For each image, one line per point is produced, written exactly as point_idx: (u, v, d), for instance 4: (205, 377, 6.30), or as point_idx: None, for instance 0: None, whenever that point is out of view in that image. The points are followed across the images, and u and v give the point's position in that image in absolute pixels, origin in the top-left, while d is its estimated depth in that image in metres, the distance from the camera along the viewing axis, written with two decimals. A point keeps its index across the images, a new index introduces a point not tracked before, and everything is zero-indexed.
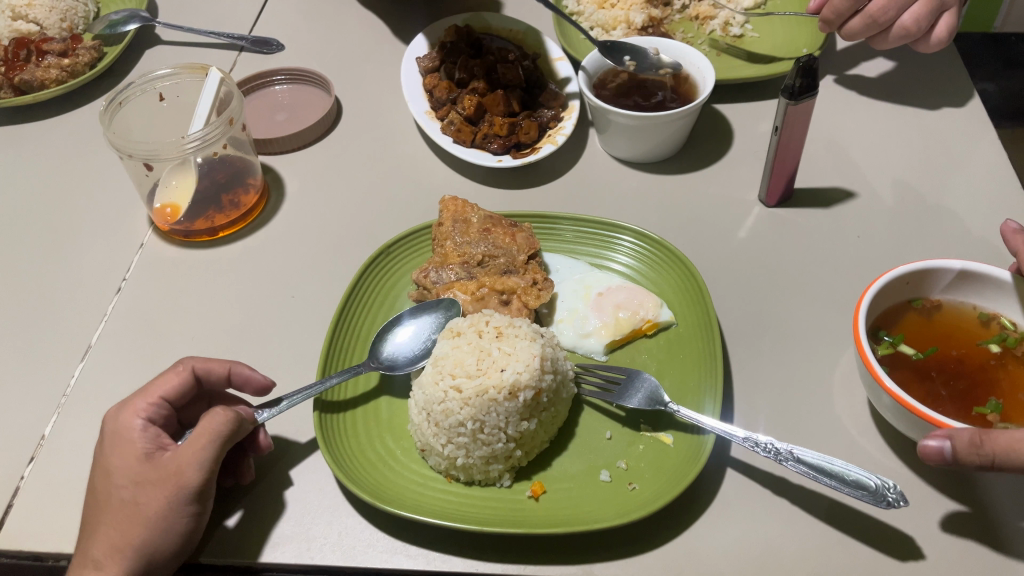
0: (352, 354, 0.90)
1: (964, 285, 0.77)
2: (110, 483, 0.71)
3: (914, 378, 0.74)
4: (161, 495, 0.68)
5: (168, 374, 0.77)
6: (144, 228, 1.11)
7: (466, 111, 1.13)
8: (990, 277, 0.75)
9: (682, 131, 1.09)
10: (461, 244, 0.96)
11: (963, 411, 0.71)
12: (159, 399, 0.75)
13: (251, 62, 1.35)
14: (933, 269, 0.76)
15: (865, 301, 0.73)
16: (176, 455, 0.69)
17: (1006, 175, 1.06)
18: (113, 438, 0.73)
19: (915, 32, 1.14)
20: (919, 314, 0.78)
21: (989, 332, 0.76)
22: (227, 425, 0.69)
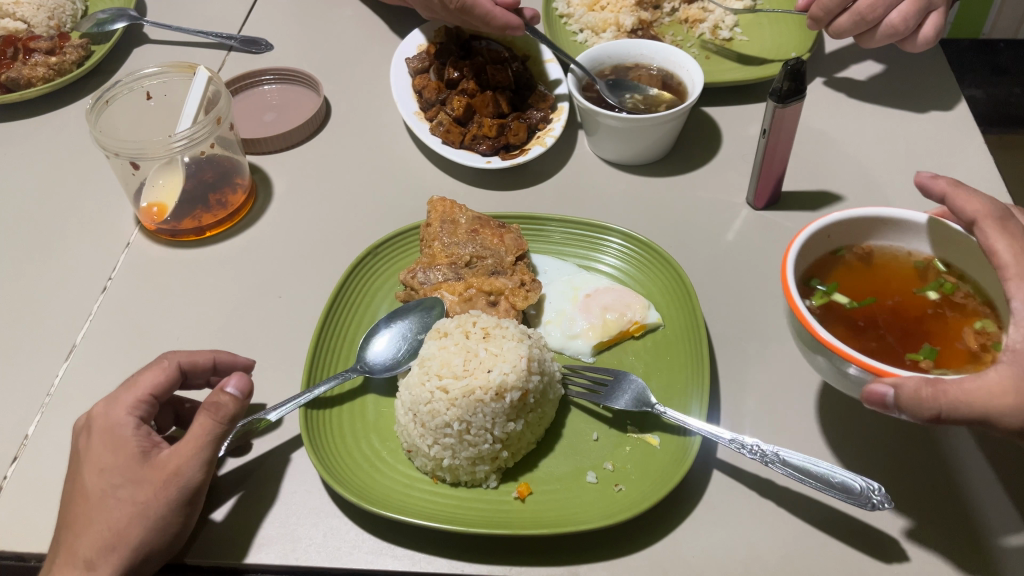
0: (339, 355, 0.90)
1: (898, 231, 0.73)
2: (101, 482, 0.69)
3: (846, 328, 0.70)
4: (158, 496, 0.68)
5: (154, 367, 0.76)
6: (130, 228, 1.11)
7: (455, 112, 1.13)
8: (921, 223, 0.71)
9: (671, 133, 1.09)
10: (449, 245, 0.96)
11: (896, 359, 0.66)
12: (147, 396, 0.74)
13: (240, 61, 1.34)
14: (861, 217, 0.72)
15: (792, 252, 0.69)
16: (172, 456, 0.69)
17: (992, 179, 1.07)
18: (102, 437, 0.71)
19: (903, 30, 1.15)
20: (854, 264, 0.74)
21: (926, 279, 0.72)
22: (222, 412, 0.70)
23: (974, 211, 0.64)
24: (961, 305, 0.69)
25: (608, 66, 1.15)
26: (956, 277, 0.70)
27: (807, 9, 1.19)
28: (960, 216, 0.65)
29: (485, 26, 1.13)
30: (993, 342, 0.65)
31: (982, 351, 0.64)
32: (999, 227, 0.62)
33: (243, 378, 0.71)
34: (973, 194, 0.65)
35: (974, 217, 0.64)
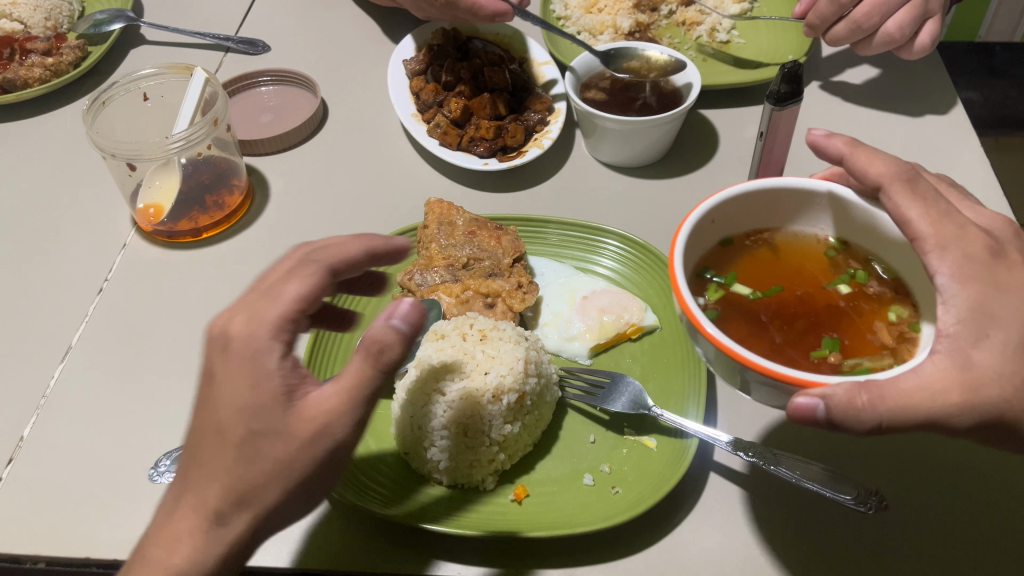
0: (336, 357, 0.90)
1: (802, 208, 0.67)
2: (235, 418, 0.56)
3: (745, 322, 0.63)
4: (303, 451, 0.55)
5: (300, 274, 0.64)
6: (127, 229, 1.10)
7: (453, 114, 1.13)
8: (826, 199, 0.65)
9: (669, 136, 1.09)
10: (446, 246, 0.96)
11: (799, 357, 0.61)
12: (285, 313, 0.60)
13: (237, 63, 1.34)
14: (760, 190, 0.65)
15: (683, 234, 0.62)
16: (315, 405, 0.56)
17: (988, 183, 1.07)
18: (235, 364, 0.58)
19: (899, 39, 1.15)
20: (755, 251, 0.68)
21: (832, 263, 0.67)
22: (382, 345, 0.56)
23: (879, 174, 0.57)
24: (870, 292, 0.64)
25: (609, 70, 1.15)
26: (862, 262, 0.66)
27: (803, 17, 1.20)
28: (862, 180, 0.59)
29: (474, 19, 1.13)
30: (908, 335, 0.60)
31: (894, 345, 0.60)
32: (908, 191, 0.55)
33: (413, 310, 0.57)
34: (875, 154, 0.58)
35: (879, 183, 0.57)
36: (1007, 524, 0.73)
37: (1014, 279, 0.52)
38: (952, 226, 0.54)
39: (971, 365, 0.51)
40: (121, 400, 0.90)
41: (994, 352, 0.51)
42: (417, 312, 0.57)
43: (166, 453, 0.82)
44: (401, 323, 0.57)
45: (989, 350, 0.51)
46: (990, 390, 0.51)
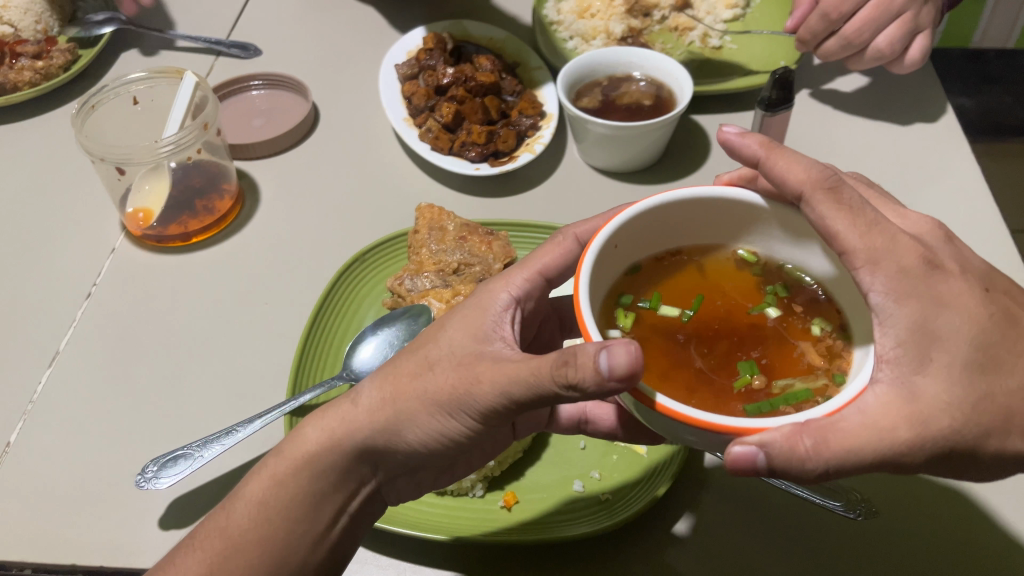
0: (324, 362, 0.90)
1: (717, 221, 0.61)
2: (436, 332, 0.60)
3: (664, 348, 0.57)
4: (449, 395, 0.56)
5: (552, 242, 0.68)
6: (116, 233, 1.10)
7: (444, 119, 1.12)
8: (747, 209, 0.59)
9: (661, 141, 1.09)
10: (436, 252, 0.96)
11: (718, 387, 0.55)
12: (537, 274, 0.65)
13: (228, 67, 1.34)
14: (677, 203, 0.58)
15: (586, 263, 0.54)
16: (491, 367, 0.54)
17: (979, 192, 1.07)
18: (472, 301, 0.62)
19: (889, 54, 1.16)
20: (667, 267, 0.62)
21: (749, 279, 0.62)
22: (569, 363, 0.48)
23: (799, 181, 0.53)
24: (792, 306, 0.60)
25: (601, 75, 1.15)
26: (780, 275, 0.62)
27: (794, 31, 1.20)
28: (782, 187, 0.55)
29: None
30: (839, 352, 0.56)
31: (828, 364, 0.55)
32: (831, 199, 0.52)
33: (629, 356, 0.45)
34: (796, 158, 0.54)
35: (800, 191, 0.53)
36: (975, 551, 0.73)
37: (949, 290, 0.50)
38: (881, 235, 0.50)
39: (918, 395, 0.49)
40: (109, 406, 0.89)
41: (939, 378, 0.49)
42: (630, 366, 0.45)
43: (152, 459, 0.81)
44: (605, 362, 0.46)
45: (933, 377, 0.49)
46: (938, 421, 0.48)
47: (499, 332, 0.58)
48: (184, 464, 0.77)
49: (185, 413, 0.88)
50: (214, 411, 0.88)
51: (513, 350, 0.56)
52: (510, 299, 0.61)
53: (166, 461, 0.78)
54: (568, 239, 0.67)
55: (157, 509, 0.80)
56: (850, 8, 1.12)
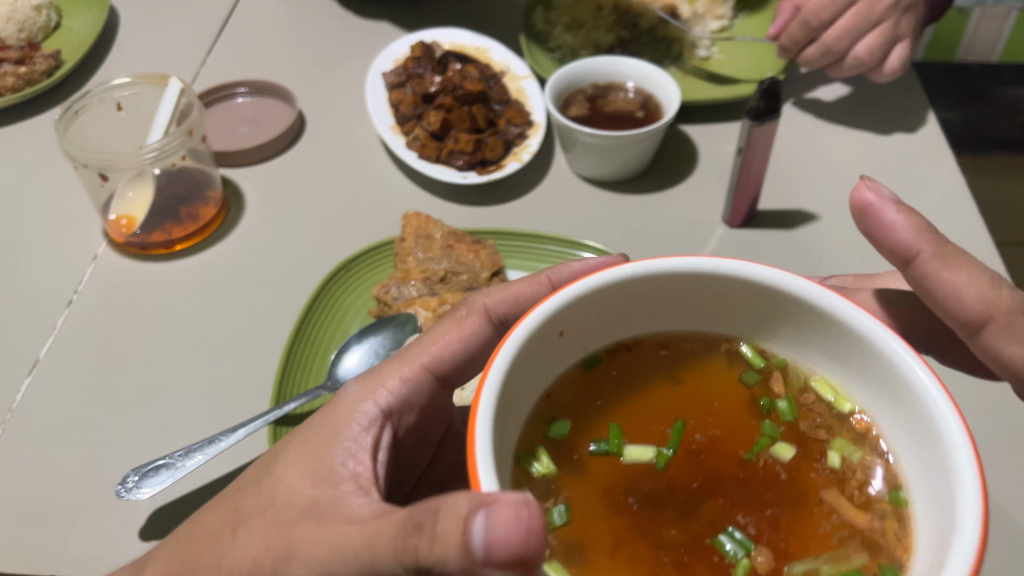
0: (309, 369, 0.89)
1: (711, 306, 0.57)
2: (274, 466, 0.58)
3: (638, 509, 0.53)
4: (259, 560, 0.52)
5: (442, 329, 0.68)
6: (98, 240, 1.08)
7: (431, 127, 1.12)
8: (750, 291, 0.54)
9: (648, 151, 1.09)
10: (424, 261, 0.96)
11: (704, 546, 0.51)
12: (418, 370, 0.65)
13: (213, 72, 1.33)
14: (660, 275, 0.53)
15: (499, 358, 0.48)
16: (311, 530, 0.50)
17: (964, 202, 1.08)
18: (334, 407, 0.62)
19: (868, 63, 1.17)
20: (625, 378, 0.59)
21: (749, 392, 0.59)
22: (426, 531, 0.43)
23: (987, 305, 0.55)
24: (805, 435, 0.56)
25: (588, 84, 1.15)
26: (785, 390, 0.58)
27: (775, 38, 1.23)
28: (959, 306, 0.56)
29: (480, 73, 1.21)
30: (870, 498, 0.51)
31: (868, 523, 0.50)
32: None
33: (511, 519, 0.39)
34: (976, 274, 0.55)
35: (988, 316, 0.55)
36: None
37: None
38: None
39: None
40: (90, 415, 0.88)
41: None
42: (509, 535, 0.39)
43: (134, 468, 0.80)
44: (485, 530, 0.40)
45: None
46: None
47: (346, 470, 0.55)
48: (165, 474, 0.76)
49: (167, 424, 0.87)
50: (196, 421, 0.87)
51: (353, 488, 0.53)
52: (375, 410, 0.61)
53: (147, 471, 0.76)
54: (477, 310, 0.68)
55: (138, 520, 0.79)
56: (829, 15, 1.15)
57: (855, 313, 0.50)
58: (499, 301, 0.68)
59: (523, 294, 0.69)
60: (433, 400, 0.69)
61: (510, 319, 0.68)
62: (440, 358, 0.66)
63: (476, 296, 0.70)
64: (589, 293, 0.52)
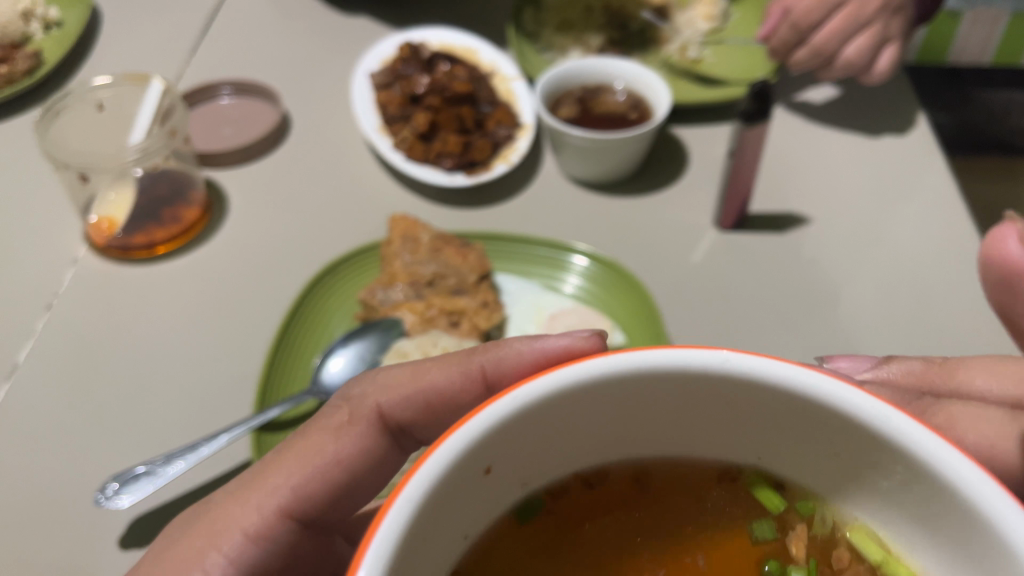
0: (293, 374, 0.87)
1: (708, 419, 0.42)
2: None
3: None
4: None
5: (311, 449, 0.56)
6: (78, 243, 1.06)
7: (419, 128, 1.11)
8: (765, 399, 0.39)
9: (639, 153, 1.08)
10: (410, 264, 0.94)
11: None
12: (274, 512, 0.54)
13: (197, 72, 1.31)
14: (640, 374, 0.38)
15: (398, 505, 0.33)
16: None
17: (956, 205, 1.07)
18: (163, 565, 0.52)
19: (858, 65, 1.16)
20: (581, 527, 0.42)
21: (761, 550, 0.42)
22: None
23: None
24: None
25: (577, 85, 1.13)
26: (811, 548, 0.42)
27: (766, 39, 1.19)
28: None
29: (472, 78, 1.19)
30: None
31: None
32: None
33: None
34: None
35: None
36: None
37: None
38: None
39: None
40: (68, 422, 0.86)
41: None
42: None
43: (113, 476, 0.78)
44: None
45: None
46: None
47: None
48: (146, 481, 0.74)
49: (147, 431, 0.85)
50: (177, 428, 0.85)
51: None
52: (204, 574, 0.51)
53: (127, 478, 0.74)
54: (367, 413, 0.58)
55: (117, 528, 0.77)
56: (818, 17, 1.14)
57: (921, 436, 0.35)
58: (397, 403, 0.58)
59: (435, 388, 0.57)
60: (308, 540, 0.57)
61: (409, 423, 0.58)
62: (310, 484, 0.55)
63: (363, 388, 0.60)
64: (533, 407, 0.37)
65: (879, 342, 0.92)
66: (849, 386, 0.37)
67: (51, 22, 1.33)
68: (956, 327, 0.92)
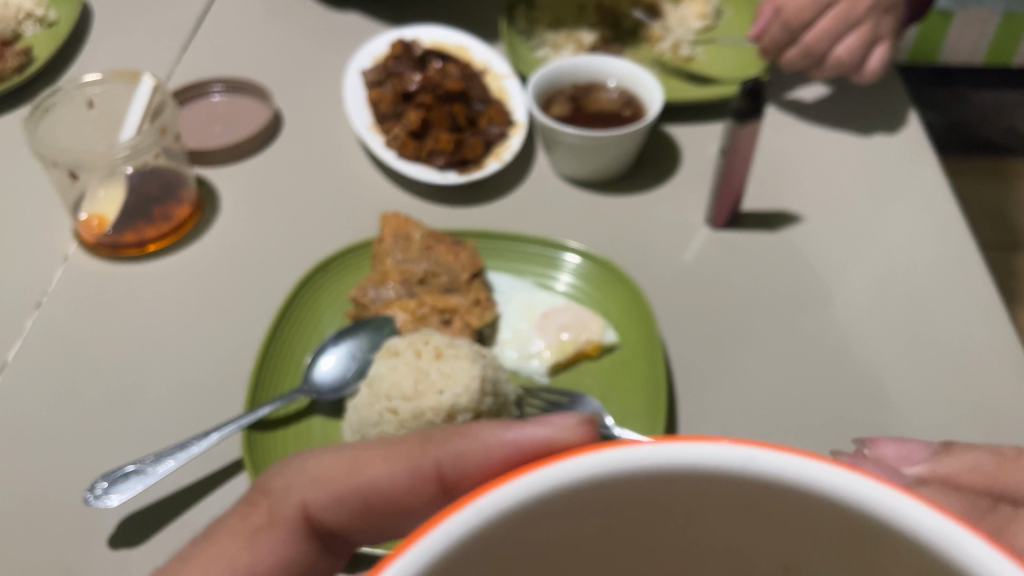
0: (285, 370, 0.87)
1: (716, 541, 0.29)
2: None
3: None
4: None
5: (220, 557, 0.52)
6: (68, 241, 1.06)
7: (411, 125, 1.10)
8: (793, 510, 0.26)
9: (631, 152, 1.08)
10: (402, 262, 0.93)
11: None
12: None
13: (188, 70, 1.30)
14: (609, 483, 0.26)
15: None
16: None
17: (947, 203, 1.08)
18: None
19: (849, 64, 1.16)
20: None
21: None
22: None
23: None
24: None
25: (569, 83, 1.13)
26: None
27: (758, 40, 1.21)
28: None
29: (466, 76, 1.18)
30: None
31: None
32: None
33: None
34: None
35: None
36: None
37: None
38: None
39: None
40: (57, 420, 0.85)
41: None
42: None
43: (102, 474, 0.77)
44: None
45: None
46: None
47: None
48: (136, 480, 0.73)
49: (137, 429, 0.84)
50: (167, 426, 0.84)
51: None
52: None
53: (116, 477, 0.74)
54: (289, 515, 0.55)
55: (105, 527, 0.76)
56: (810, 15, 1.14)
57: None
58: (325, 504, 0.55)
59: (373, 491, 0.54)
60: None
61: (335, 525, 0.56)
62: None
63: (284, 482, 0.56)
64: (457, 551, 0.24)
65: (870, 339, 0.92)
66: (910, 494, 0.24)
67: (48, 22, 1.32)
68: (947, 324, 0.93)
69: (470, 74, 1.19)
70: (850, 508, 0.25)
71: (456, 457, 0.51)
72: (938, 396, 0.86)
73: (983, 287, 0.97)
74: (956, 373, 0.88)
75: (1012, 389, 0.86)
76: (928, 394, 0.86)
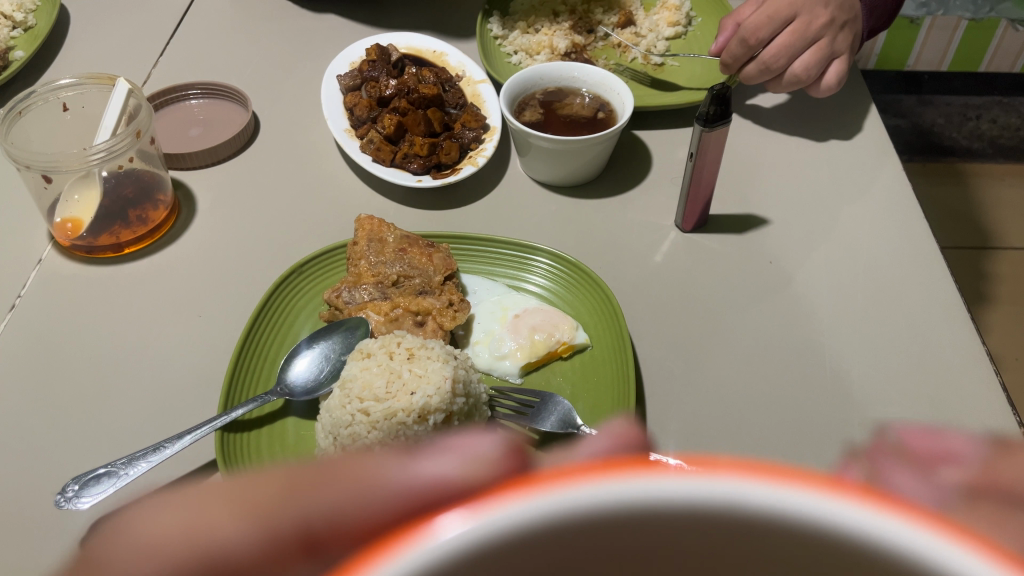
0: (259, 372, 0.88)
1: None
2: None
3: None
4: None
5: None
6: (43, 244, 1.06)
7: (386, 130, 1.11)
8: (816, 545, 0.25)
9: (603, 155, 1.10)
10: (376, 264, 0.95)
11: None
12: None
13: (164, 74, 1.30)
14: (622, 510, 0.25)
15: None
16: None
17: (910, 204, 1.10)
18: None
19: (806, 79, 1.19)
20: None
21: None
22: None
23: None
24: None
25: (542, 89, 1.15)
26: None
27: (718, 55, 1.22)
28: None
29: (441, 81, 1.21)
30: None
31: None
32: None
33: None
34: None
35: None
36: None
37: None
38: None
39: None
40: (32, 422, 0.86)
41: None
42: None
43: (73, 477, 0.77)
44: None
45: None
46: None
47: None
48: (107, 482, 0.73)
49: (111, 432, 0.85)
50: (140, 428, 0.85)
51: None
52: None
53: (87, 480, 0.74)
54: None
55: (78, 528, 0.77)
56: (767, 33, 1.15)
57: None
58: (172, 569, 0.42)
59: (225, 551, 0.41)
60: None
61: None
62: None
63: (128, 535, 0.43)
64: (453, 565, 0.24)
65: (835, 339, 0.94)
66: (943, 530, 0.23)
67: (25, 26, 1.32)
68: (905, 323, 0.95)
69: (444, 81, 1.22)
70: (874, 544, 0.24)
71: (328, 510, 0.42)
72: (894, 394, 0.88)
73: (944, 286, 0.99)
74: (915, 369, 0.90)
75: (970, 386, 0.88)
76: (890, 390, 0.88)
